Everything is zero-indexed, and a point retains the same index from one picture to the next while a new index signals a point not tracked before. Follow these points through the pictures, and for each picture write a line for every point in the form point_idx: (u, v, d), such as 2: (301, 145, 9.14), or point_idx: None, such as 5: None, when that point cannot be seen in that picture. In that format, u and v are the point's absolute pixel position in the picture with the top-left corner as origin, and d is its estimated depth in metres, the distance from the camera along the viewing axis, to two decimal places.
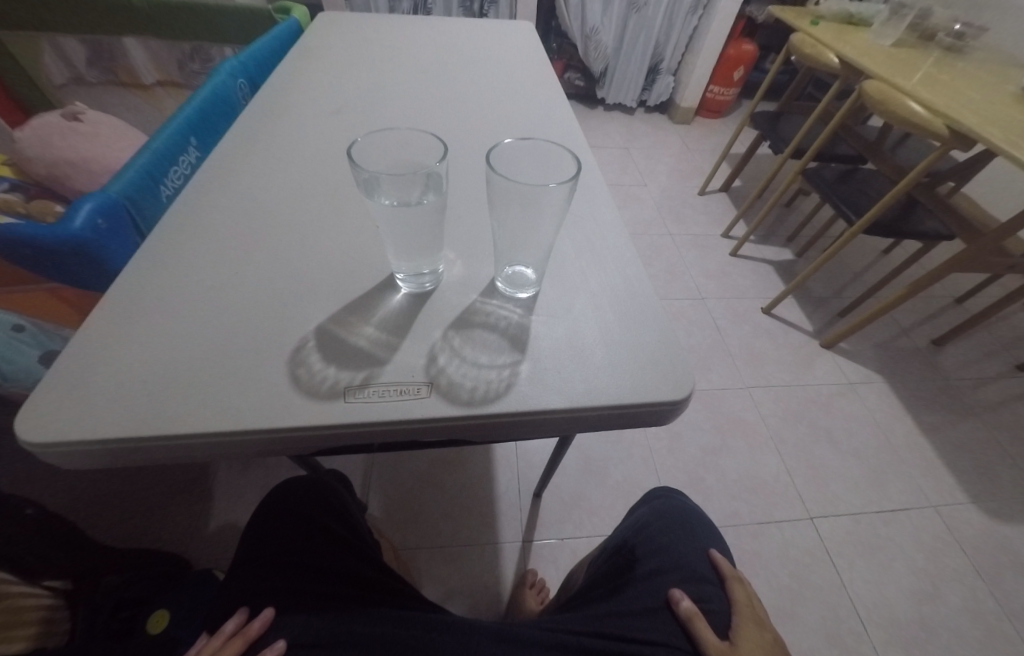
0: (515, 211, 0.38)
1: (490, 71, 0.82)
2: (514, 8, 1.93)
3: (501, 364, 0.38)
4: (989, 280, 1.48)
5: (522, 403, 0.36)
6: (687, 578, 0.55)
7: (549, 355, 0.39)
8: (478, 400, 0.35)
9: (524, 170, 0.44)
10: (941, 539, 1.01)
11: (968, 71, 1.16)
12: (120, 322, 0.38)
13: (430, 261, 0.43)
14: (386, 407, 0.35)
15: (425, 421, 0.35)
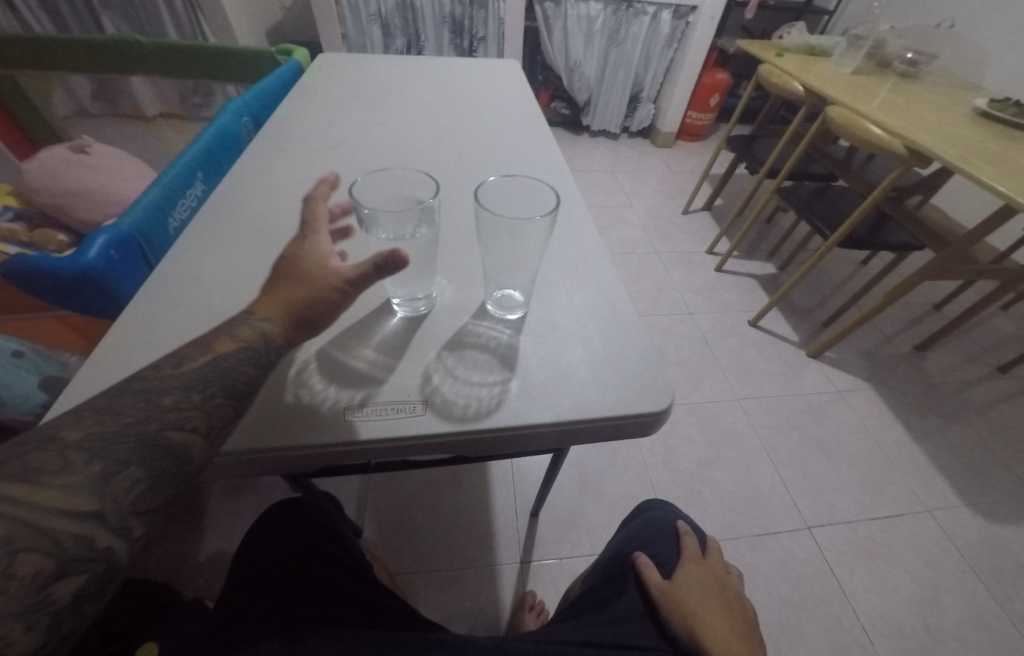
0: (503, 240, 0.42)
1: (477, 107, 0.88)
2: (501, 44, 2.04)
3: (492, 382, 0.41)
4: (963, 286, 1.54)
5: (509, 419, 0.38)
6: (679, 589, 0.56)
7: (536, 372, 0.42)
8: (470, 416, 0.38)
9: (509, 203, 0.48)
10: (937, 543, 1.02)
11: (925, 95, 1.25)
12: (130, 346, 0.40)
13: (424, 286, 0.46)
14: (384, 426, 0.37)
15: (420, 437, 0.37)
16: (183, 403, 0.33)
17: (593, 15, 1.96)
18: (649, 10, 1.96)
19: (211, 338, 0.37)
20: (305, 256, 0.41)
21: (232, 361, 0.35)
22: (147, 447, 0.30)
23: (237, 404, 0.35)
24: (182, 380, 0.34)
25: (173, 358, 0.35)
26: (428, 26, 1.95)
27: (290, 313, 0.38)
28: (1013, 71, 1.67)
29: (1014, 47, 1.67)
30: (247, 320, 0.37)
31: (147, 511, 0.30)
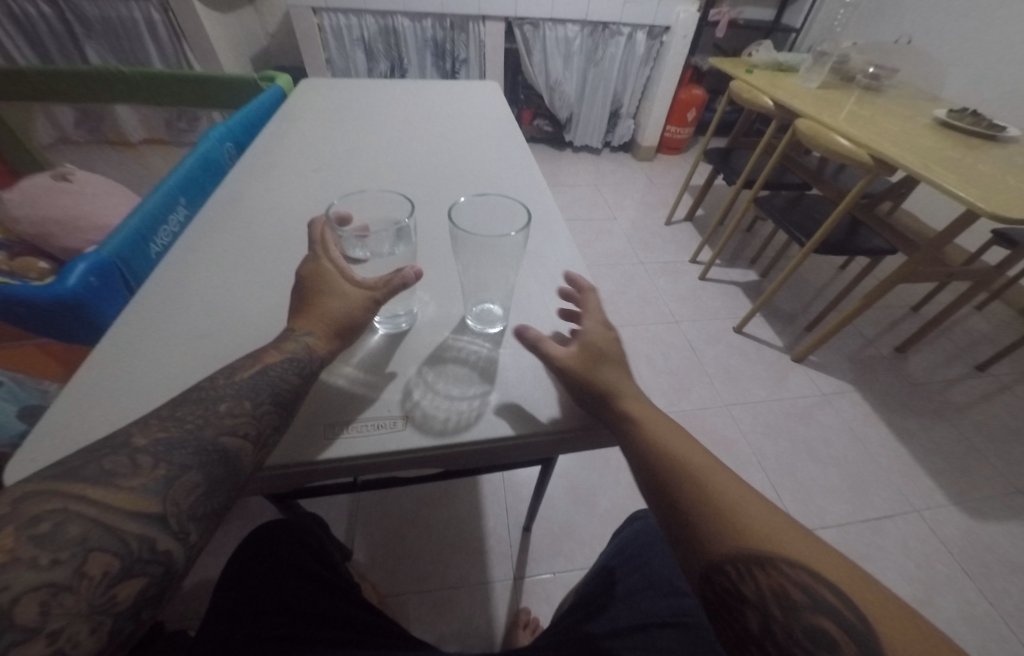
0: (479, 256, 0.43)
1: (457, 128, 0.90)
2: (483, 66, 2.10)
3: (472, 394, 0.42)
4: (938, 288, 1.58)
5: (486, 433, 0.39)
6: (670, 596, 0.56)
7: (515, 383, 0.43)
8: (449, 430, 0.39)
9: (484, 220, 0.50)
10: (927, 542, 1.03)
11: (887, 106, 1.31)
12: (108, 373, 0.41)
13: (403, 303, 0.48)
14: (362, 444, 0.37)
15: (400, 452, 0.38)
16: (234, 411, 0.35)
17: (571, 36, 2.03)
18: (623, 31, 2.04)
19: (259, 351, 0.40)
20: (333, 276, 0.44)
21: (279, 372, 0.38)
22: (205, 451, 0.33)
23: (285, 412, 0.37)
24: (234, 390, 0.36)
25: (226, 370, 0.38)
26: (411, 50, 2.00)
27: (326, 328, 0.41)
28: (970, 82, 1.75)
29: (970, 60, 1.76)
30: (292, 334, 0.41)
31: (202, 515, 0.31)
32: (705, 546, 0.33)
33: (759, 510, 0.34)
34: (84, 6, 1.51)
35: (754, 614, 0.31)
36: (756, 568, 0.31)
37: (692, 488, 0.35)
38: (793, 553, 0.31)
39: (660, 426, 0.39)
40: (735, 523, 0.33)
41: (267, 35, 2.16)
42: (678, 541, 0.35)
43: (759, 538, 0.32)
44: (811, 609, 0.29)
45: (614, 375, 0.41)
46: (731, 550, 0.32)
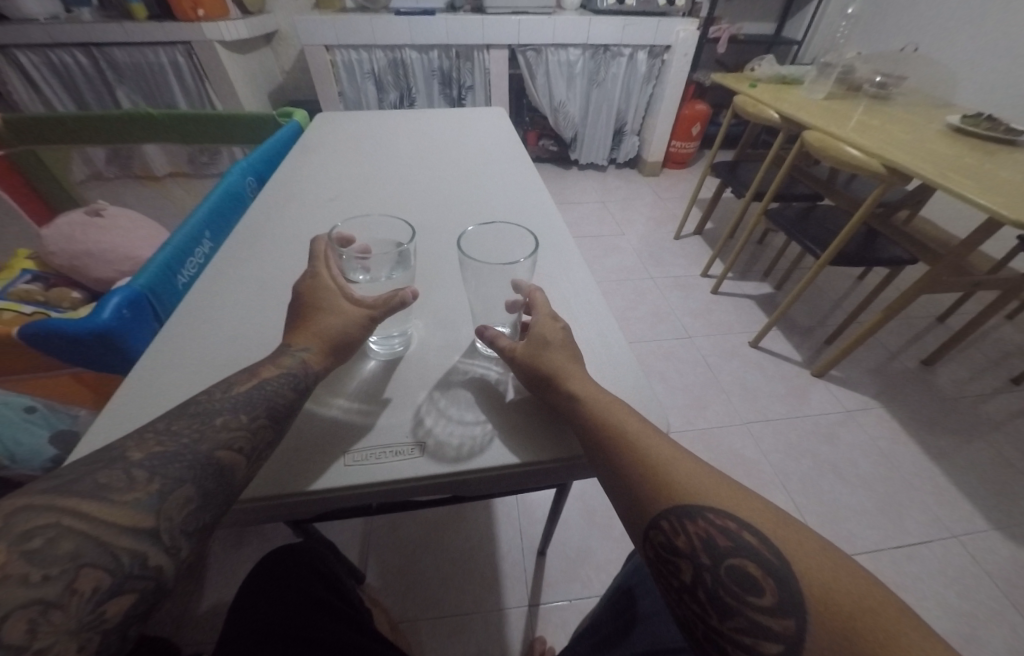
0: (491, 281, 0.45)
1: (464, 154, 0.92)
2: (488, 91, 2.15)
3: (485, 419, 0.42)
4: (964, 297, 1.52)
5: (496, 459, 0.39)
6: None
7: (527, 408, 0.43)
8: (463, 456, 0.39)
9: (489, 244, 0.51)
10: (969, 570, 0.96)
11: (896, 115, 1.29)
12: (136, 403, 0.41)
13: (398, 325, 0.49)
14: (369, 473, 0.37)
15: (416, 481, 0.38)
16: (232, 424, 0.35)
17: (573, 59, 2.07)
18: (625, 51, 2.07)
19: (254, 365, 0.40)
20: (330, 291, 0.45)
21: (277, 385, 0.38)
22: (202, 465, 0.33)
23: (278, 426, 0.37)
24: (231, 403, 0.37)
25: (221, 383, 0.38)
26: (418, 79, 2.06)
27: (321, 344, 0.42)
28: (981, 88, 1.72)
29: (979, 66, 1.73)
30: (288, 350, 0.41)
31: (196, 530, 0.31)
32: (643, 505, 0.35)
33: (692, 467, 0.36)
34: (116, 53, 1.61)
35: (687, 563, 0.33)
36: (686, 521, 0.33)
37: (630, 454, 0.36)
38: (719, 503, 0.33)
39: (600, 394, 0.40)
40: (669, 484, 0.35)
41: (282, 72, 2.26)
42: (623, 505, 0.36)
43: (688, 493, 0.34)
44: (734, 551, 0.32)
45: (556, 354, 0.42)
46: (666, 508, 0.34)
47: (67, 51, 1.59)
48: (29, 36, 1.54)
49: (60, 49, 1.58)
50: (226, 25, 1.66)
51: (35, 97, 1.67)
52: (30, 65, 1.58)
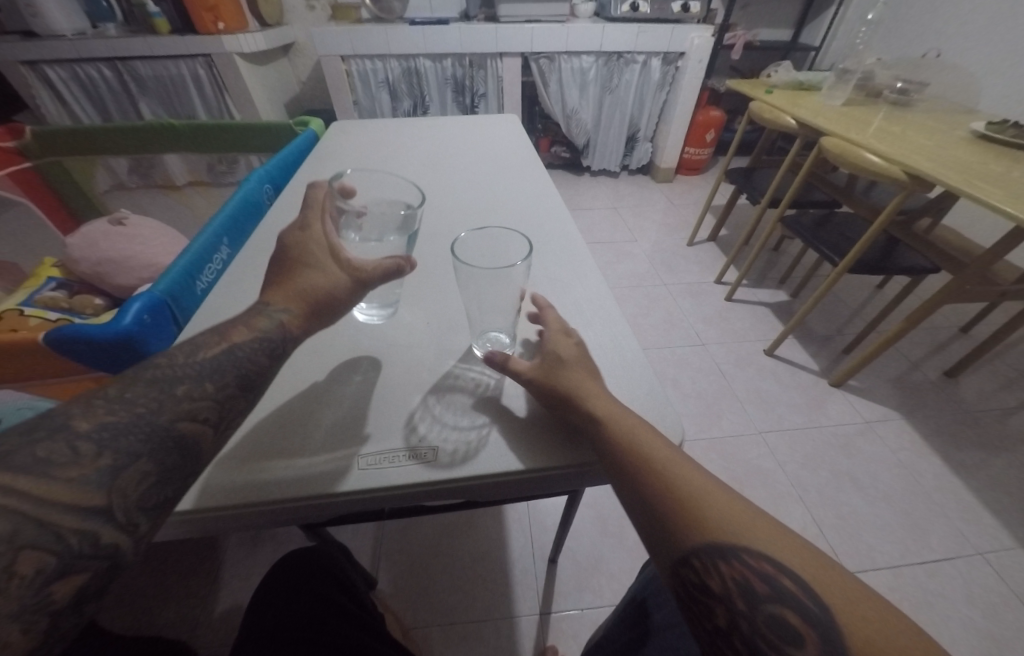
0: (486, 288, 0.47)
1: (479, 160, 0.93)
2: (501, 99, 2.17)
3: (478, 424, 0.44)
4: (989, 307, 1.48)
5: (489, 463, 0.41)
6: None
7: (518, 414, 0.45)
8: (457, 461, 0.41)
9: (483, 252, 0.55)
10: (997, 590, 0.93)
11: (918, 121, 1.27)
12: None
13: (381, 301, 0.56)
14: (373, 475, 0.39)
15: (412, 486, 0.40)
16: (196, 394, 0.34)
17: (586, 66, 2.08)
18: (639, 58, 2.07)
19: (224, 326, 0.40)
20: (324, 247, 0.46)
21: (249, 351, 0.39)
22: (161, 439, 0.31)
23: (244, 393, 0.37)
24: (197, 370, 0.36)
25: (185, 345, 0.38)
26: (432, 88, 2.09)
27: (304, 305, 0.43)
28: (1007, 95, 1.69)
29: (1005, 72, 1.70)
30: (265, 309, 0.42)
31: (155, 507, 0.30)
32: (671, 539, 0.33)
33: (725, 500, 0.34)
34: (139, 67, 1.66)
35: (720, 604, 0.31)
36: (721, 561, 0.31)
37: (658, 483, 0.35)
38: (755, 541, 0.31)
39: (625, 421, 0.39)
40: (699, 517, 0.33)
41: (300, 82, 2.31)
42: (649, 536, 0.35)
43: (725, 533, 0.32)
44: (773, 596, 0.30)
45: (578, 374, 0.43)
46: (698, 543, 0.32)
47: (92, 65, 1.64)
48: (56, 52, 1.58)
49: (87, 64, 1.64)
50: (245, 37, 1.70)
51: (62, 109, 1.73)
52: (57, 79, 1.64)
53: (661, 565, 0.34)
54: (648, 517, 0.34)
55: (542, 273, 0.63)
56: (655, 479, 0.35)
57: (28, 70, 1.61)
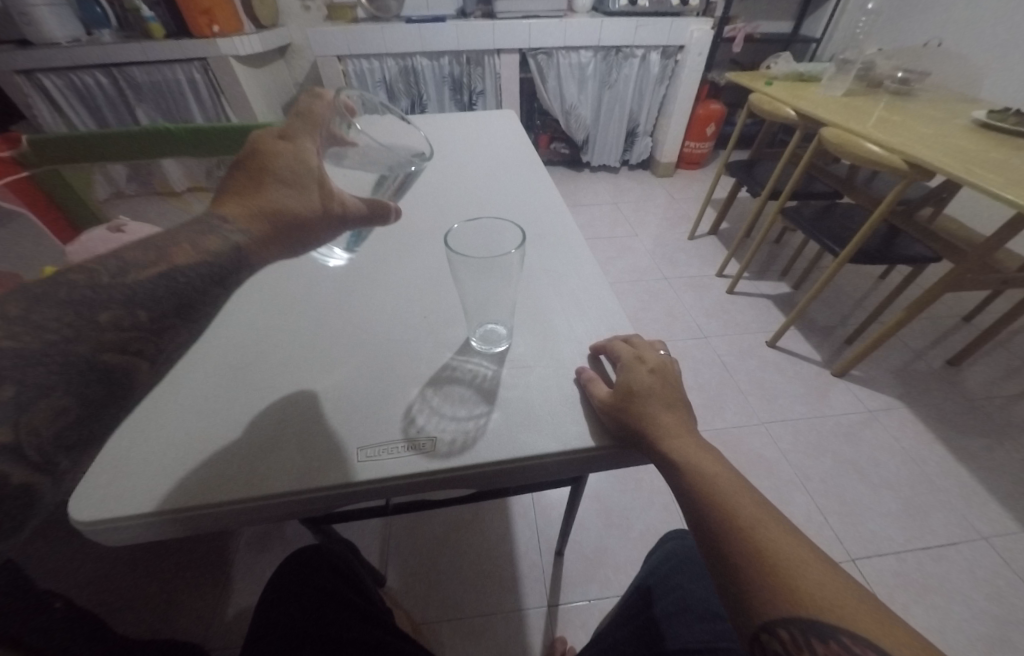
0: (482, 278, 0.49)
1: (479, 156, 0.93)
2: (499, 96, 2.17)
3: (475, 414, 0.45)
4: (992, 295, 1.48)
5: (486, 452, 0.42)
6: (708, 619, 0.52)
7: (513, 404, 0.46)
8: (455, 450, 0.42)
9: (478, 244, 0.57)
10: (1003, 575, 0.93)
11: (919, 110, 1.27)
12: (150, 415, 0.44)
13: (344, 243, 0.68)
14: (372, 467, 0.41)
15: (411, 476, 0.41)
16: (126, 323, 0.30)
17: (584, 62, 2.07)
18: (637, 52, 2.07)
19: (164, 245, 0.34)
20: (314, 168, 0.43)
21: (194, 276, 0.34)
22: (80, 372, 0.27)
23: (185, 322, 0.33)
24: (127, 293, 0.30)
25: (114, 262, 0.32)
26: (430, 87, 2.09)
27: (268, 226, 0.39)
28: (1007, 82, 1.69)
29: (1005, 60, 1.69)
30: (218, 228, 0.37)
31: (75, 447, 0.26)
32: (753, 606, 0.33)
33: (820, 575, 0.33)
34: (136, 73, 1.67)
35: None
36: (813, 638, 0.30)
37: (747, 549, 0.35)
38: (850, 624, 0.30)
39: (709, 474, 0.39)
40: (790, 588, 0.32)
41: (297, 84, 2.31)
42: (728, 597, 0.35)
43: (816, 606, 0.31)
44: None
45: (663, 414, 0.42)
46: (784, 616, 0.31)
47: (88, 73, 1.64)
48: (52, 60, 1.57)
49: (82, 72, 1.64)
50: (240, 40, 1.70)
51: (59, 118, 1.73)
52: (53, 88, 1.63)
53: (740, 626, 0.34)
54: (733, 579, 0.35)
55: (539, 265, 0.65)
56: (743, 541, 0.35)
57: (24, 79, 1.60)
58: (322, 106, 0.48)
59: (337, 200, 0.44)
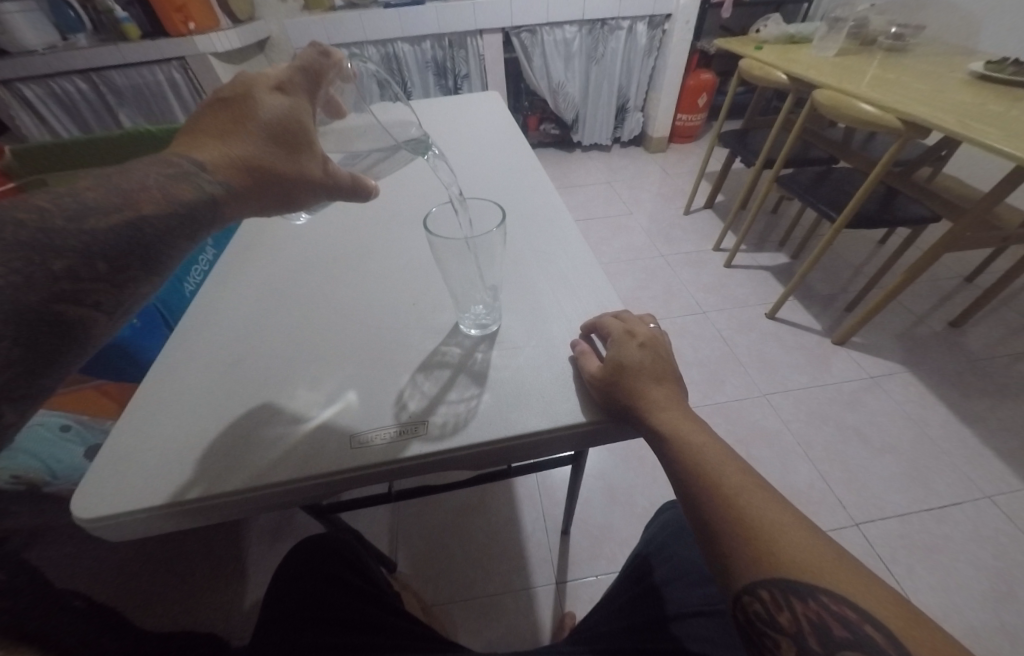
0: (465, 259, 0.48)
1: (464, 139, 0.92)
2: (484, 78, 2.13)
3: (466, 397, 0.45)
4: (994, 254, 1.46)
5: (476, 433, 0.42)
6: (704, 583, 0.54)
7: (502, 385, 0.46)
8: (446, 432, 0.42)
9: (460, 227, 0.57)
10: (1007, 531, 0.94)
11: (914, 66, 1.23)
12: (146, 412, 0.45)
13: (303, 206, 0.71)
14: (365, 452, 0.41)
15: (404, 460, 0.41)
16: (83, 273, 0.28)
17: (569, 37, 2.02)
18: (623, 24, 2.02)
19: (128, 189, 0.32)
20: (309, 131, 0.43)
21: (162, 228, 0.32)
22: (31, 323, 0.25)
23: (147, 272, 0.32)
24: (87, 240, 0.28)
25: (73, 204, 0.29)
26: (413, 73, 2.05)
27: (246, 179, 0.38)
28: (1005, 31, 1.63)
29: (1002, 8, 1.64)
30: (195, 176, 0.35)
31: (23, 401, 0.26)
32: (733, 570, 0.34)
33: (803, 538, 0.33)
34: (115, 76, 1.65)
35: (788, 638, 0.31)
36: (793, 598, 0.31)
37: (729, 515, 0.35)
38: (832, 584, 0.30)
39: (695, 442, 0.40)
40: (769, 551, 0.33)
41: None
42: (715, 563, 0.36)
43: (796, 568, 0.31)
44: (854, 645, 0.28)
45: (654, 388, 0.42)
46: (763, 577, 0.32)
47: (67, 79, 1.63)
48: (30, 69, 1.57)
49: (61, 79, 1.62)
50: (217, 36, 1.67)
51: (41, 126, 1.72)
52: (34, 97, 1.63)
53: (727, 590, 0.34)
54: (720, 545, 0.35)
55: (526, 246, 0.64)
56: (725, 506, 0.35)
57: (4, 89, 1.59)
58: (330, 71, 0.47)
59: (327, 170, 0.45)
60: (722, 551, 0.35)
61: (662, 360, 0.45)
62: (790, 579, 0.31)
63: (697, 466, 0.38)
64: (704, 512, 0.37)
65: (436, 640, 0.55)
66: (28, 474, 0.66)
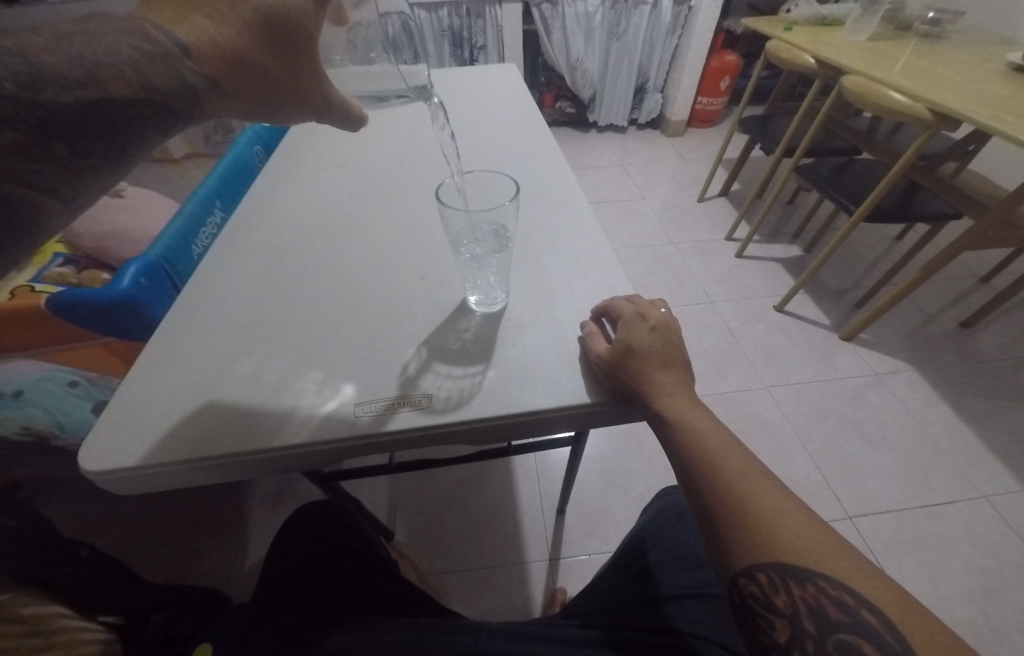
0: (475, 227, 0.48)
1: (479, 112, 0.89)
2: (501, 50, 2.06)
3: (470, 374, 0.45)
4: (1013, 255, 1.43)
5: (480, 408, 0.42)
6: (697, 566, 0.55)
7: (508, 363, 0.46)
8: (450, 405, 0.42)
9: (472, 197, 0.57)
10: (999, 531, 0.94)
11: (950, 54, 1.18)
12: (152, 372, 0.45)
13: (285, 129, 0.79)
14: (370, 422, 0.41)
15: (406, 432, 0.41)
16: (35, 153, 0.26)
17: (591, 10, 1.95)
18: None
19: (94, 61, 0.26)
20: (309, 41, 0.39)
21: (133, 115, 0.29)
22: None
23: (110, 159, 0.29)
24: (42, 116, 0.25)
25: (23, 66, 0.24)
26: (429, 42, 1.99)
27: (228, 69, 0.33)
28: None
29: None
30: (176, 61, 0.30)
31: None
32: (730, 555, 0.34)
33: (802, 524, 0.33)
34: None
35: (781, 619, 0.32)
36: (790, 581, 0.31)
37: (729, 499, 0.35)
38: (829, 569, 0.31)
39: (701, 427, 0.40)
40: (768, 538, 0.33)
41: None
42: (712, 546, 0.36)
43: (797, 556, 0.32)
44: (848, 627, 0.29)
45: (661, 373, 0.42)
46: (763, 561, 0.32)
47: None
48: None
49: None
50: None
51: None
52: None
53: (723, 572, 0.35)
54: (721, 528, 0.35)
55: (538, 224, 0.63)
56: (724, 490, 0.36)
57: None
58: None
59: (320, 88, 0.44)
60: (721, 535, 0.35)
61: (672, 343, 0.44)
62: (789, 564, 0.31)
63: (702, 448, 0.38)
64: (706, 496, 0.36)
65: (430, 605, 0.56)
66: (37, 424, 0.71)
